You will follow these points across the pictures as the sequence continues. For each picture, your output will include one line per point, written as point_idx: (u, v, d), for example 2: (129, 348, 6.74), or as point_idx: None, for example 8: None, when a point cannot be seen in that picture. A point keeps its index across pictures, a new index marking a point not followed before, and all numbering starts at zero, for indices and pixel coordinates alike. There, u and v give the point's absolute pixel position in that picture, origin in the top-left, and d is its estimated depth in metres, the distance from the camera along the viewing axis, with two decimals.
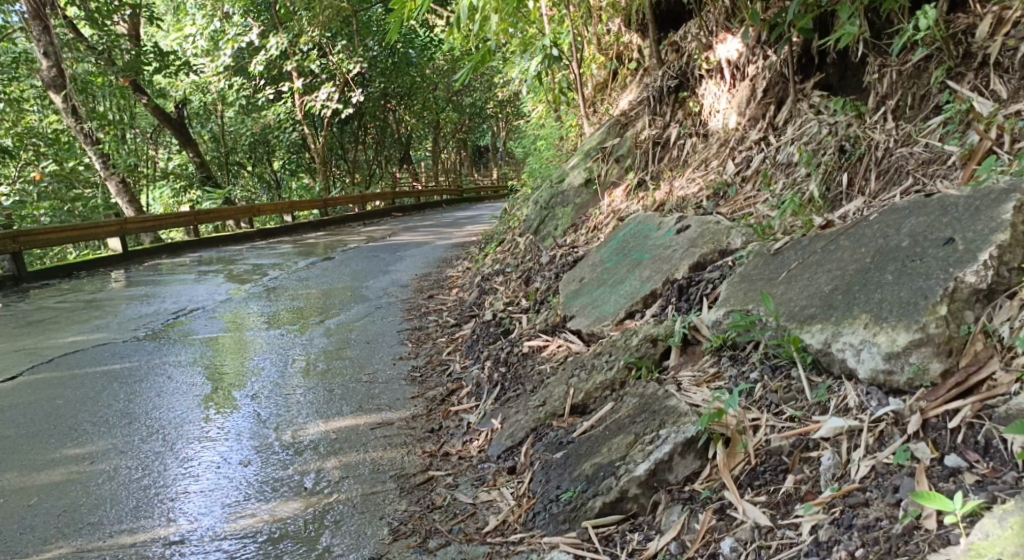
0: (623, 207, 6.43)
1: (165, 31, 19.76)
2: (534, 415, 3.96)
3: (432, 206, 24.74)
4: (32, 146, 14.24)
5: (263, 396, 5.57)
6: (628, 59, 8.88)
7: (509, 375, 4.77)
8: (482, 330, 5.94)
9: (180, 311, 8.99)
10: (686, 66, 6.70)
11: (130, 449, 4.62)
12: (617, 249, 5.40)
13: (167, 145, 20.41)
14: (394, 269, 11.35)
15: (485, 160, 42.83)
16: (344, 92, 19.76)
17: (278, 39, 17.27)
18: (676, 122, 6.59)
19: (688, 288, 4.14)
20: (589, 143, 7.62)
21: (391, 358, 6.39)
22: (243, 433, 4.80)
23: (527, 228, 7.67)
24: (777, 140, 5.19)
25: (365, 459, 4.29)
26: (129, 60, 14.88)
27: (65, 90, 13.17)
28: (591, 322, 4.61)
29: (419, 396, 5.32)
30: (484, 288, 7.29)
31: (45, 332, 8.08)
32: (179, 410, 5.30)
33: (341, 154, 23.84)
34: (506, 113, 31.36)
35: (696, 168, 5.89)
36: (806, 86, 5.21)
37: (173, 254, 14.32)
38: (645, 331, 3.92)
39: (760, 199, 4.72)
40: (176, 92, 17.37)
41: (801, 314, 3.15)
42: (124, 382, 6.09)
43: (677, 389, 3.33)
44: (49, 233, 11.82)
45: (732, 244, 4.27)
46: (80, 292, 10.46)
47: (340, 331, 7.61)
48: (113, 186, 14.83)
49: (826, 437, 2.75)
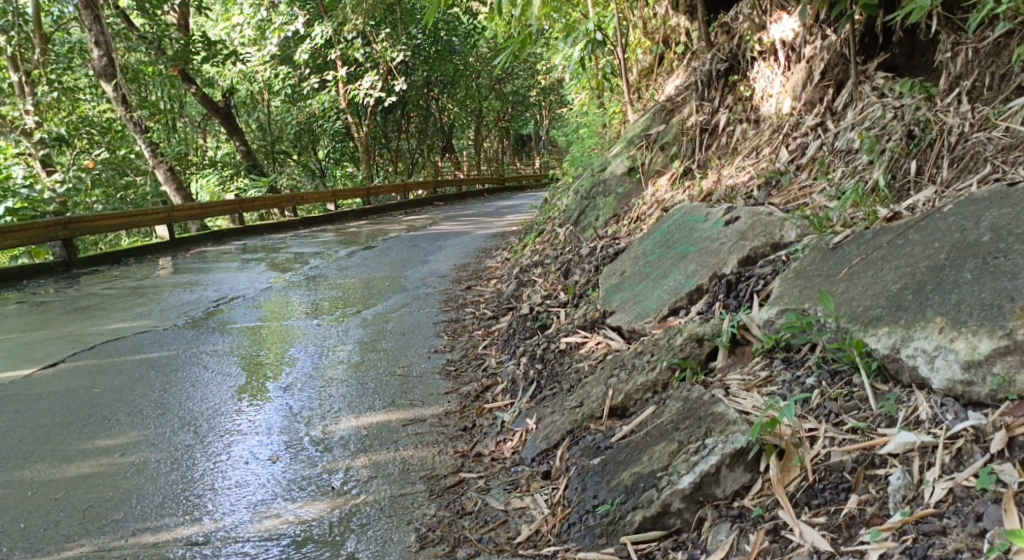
0: (667, 197, 6.16)
1: (213, 21, 19.88)
2: (570, 417, 3.74)
3: (473, 195, 24.57)
4: (84, 134, 14.38)
5: (297, 387, 5.45)
6: (675, 43, 8.57)
7: (546, 373, 4.56)
8: (519, 324, 5.73)
9: (220, 299, 8.94)
10: (738, 49, 6.40)
11: (161, 441, 4.52)
12: (661, 241, 5.14)
13: (215, 133, 20.55)
14: (433, 259, 11.20)
15: (527, 149, 42.59)
16: (387, 81, 19.69)
17: (323, 28, 17.26)
18: (724, 108, 6.30)
19: (737, 285, 3.88)
20: (633, 130, 7.35)
21: (426, 351, 6.22)
22: (274, 426, 4.67)
23: (567, 218, 7.44)
24: (835, 126, 4.88)
25: (395, 458, 4.12)
26: (178, 49, 14.94)
27: (115, 79, 13.22)
28: (633, 317, 4.37)
29: (453, 391, 5.14)
30: (522, 280, 7.08)
31: (88, 319, 8.08)
32: (213, 401, 5.20)
33: (385, 143, 23.81)
34: (548, 101, 31.07)
35: (747, 156, 5.60)
36: (868, 68, 4.90)
37: (218, 241, 14.38)
38: (691, 329, 3.68)
39: (815, 190, 4.43)
40: (224, 81, 17.47)
41: (865, 316, 2.88)
42: (160, 371, 6.02)
43: (725, 394, 3.09)
44: (98, 220, 11.89)
45: (785, 237, 3.99)
46: (125, 279, 10.51)
47: (376, 322, 7.47)
48: (162, 173, 14.77)
49: (894, 453, 2.49)
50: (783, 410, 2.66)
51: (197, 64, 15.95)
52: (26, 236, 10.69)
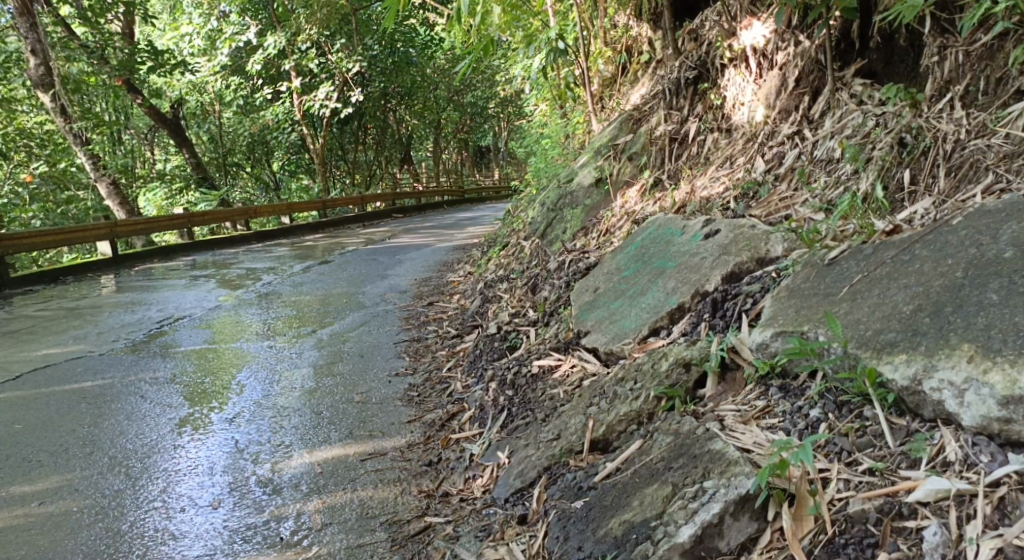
0: (637, 208, 5.89)
1: (161, 30, 19.19)
2: (546, 452, 3.42)
3: (433, 207, 24.16)
4: (22, 147, 13.64)
5: (243, 418, 5.04)
6: (640, 51, 8.34)
7: (517, 400, 4.23)
8: (485, 344, 5.39)
9: (165, 320, 8.45)
10: (706, 56, 6.16)
11: (87, 486, 4.12)
12: (635, 255, 4.86)
13: (163, 145, 19.83)
14: (392, 274, 10.82)
15: (486, 161, 42.25)
16: (343, 92, 19.23)
17: (276, 38, 16.77)
18: (694, 116, 6.05)
19: (722, 303, 3.60)
20: (600, 139, 7.09)
21: (387, 375, 5.84)
22: (216, 465, 4.28)
23: (532, 231, 7.13)
24: (813, 134, 4.66)
25: (352, 500, 3.77)
26: (123, 58, 14.29)
27: (54, 89, 12.65)
28: (608, 339, 4.07)
29: (415, 420, 4.78)
30: (487, 296, 6.75)
31: (19, 344, 7.57)
32: (149, 437, 4.78)
33: (341, 155, 23.31)
34: (507, 112, 30.84)
35: (721, 165, 5.34)
36: (846, 74, 4.66)
37: (165, 257, 13.78)
38: (676, 354, 3.39)
39: (798, 200, 4.19)
40: (172, 92, 16.85)
41: (875, 341, 2.63)
42: (93, 403, 5.57)
43: (721, 428, 2.79)
44: (35, 237, 11.26)
45: (772, 251, 3.73)
46: (64, 299, 9.94)
47: (333, 342, 7.07)
48: (104, 188, 14.15)
49: (924, 502, 2.25)
50: (796, 452, 2.39)
51: (143, 74, 15.26)
52: None
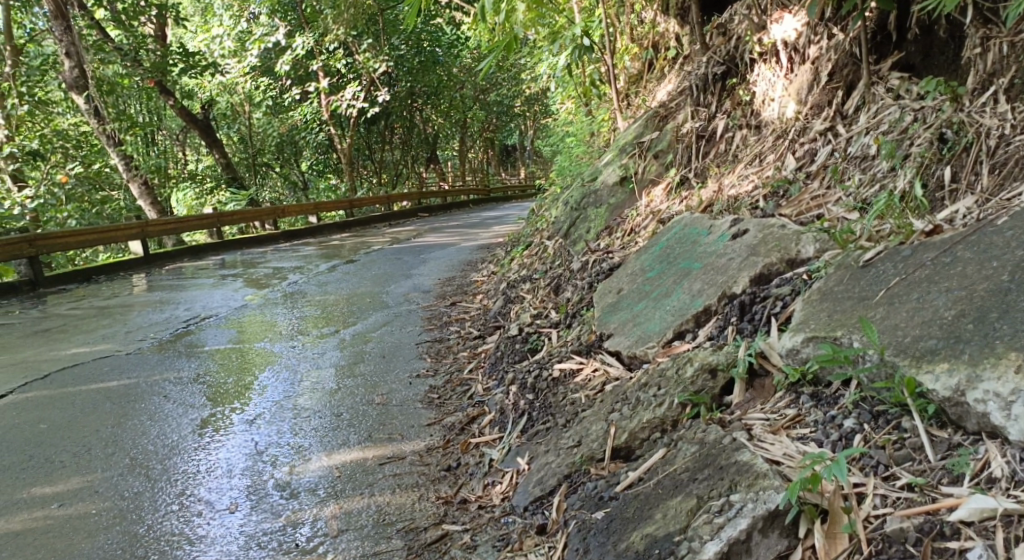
0: (663, 207, 5.76)
1: (192, 31, 19.31)
2: (566, 459, 3.31)
3: (459, 206, 24.11)
4: (59, 149, 13.53)
5: (264, 420, 4.98)
6: (667, 48, 8.20)
7: (537, 404, 4.13)
8: (506, 346, 5.29)
9: (191, 320, 8.45)
10: (735, 50, 6.02)
11: (107, 488, 4.08)
12: (660, 256, 4.73)
13: (195, 146, 19.95)
14: (416, 273, 10.75)
15: (512, 160, 42.19)
16: (370, 92, 19.24)
17: (304, 39, 16.82)
18: (722, 113, 5.91)
19: (751, 306, 3.48)
20: (625, 137, 6.96)
21: (408, 376, 5.76)
22: (234, 468, 4.23)
23: (556, 231, 7.02)
24: (847, 130, 4.51)
25: (369, 506, 3.70)
26: (155, 60, 14.39)
27: (87, 91, 12.74)
28: (632, 342, 3.96)
29: (435, 423, 4.70)
30: (509, 296, 6.65)
31: (47, 343, 7.59)
32: (170, 438, 4.74)
33: (368, 154, 23.34)
34: (534, 111, 30.74)
35: (750, 163, 5.19)
36: (882, 68, 4.54)
37: (194, 256, 13.85)
38: (702, 359, 3.27)
39: (830, 200, 4.04)
40: (202, 93, 16.95)
41: (914, 348, 2.50)
42: (117, 403, 5.55)
43: (748, 438, 2.67)
44: (67, 237, 11.34)
45: (803, 252, 3.59)
46: (93, 298, 10.00)
47: (355, 342, 7.01)
48: (136, 188, 14.26)
49: (968, 521, 2.11)
50: (831, 466, 2.26)
51: (175, 75, 15.36)
52: None
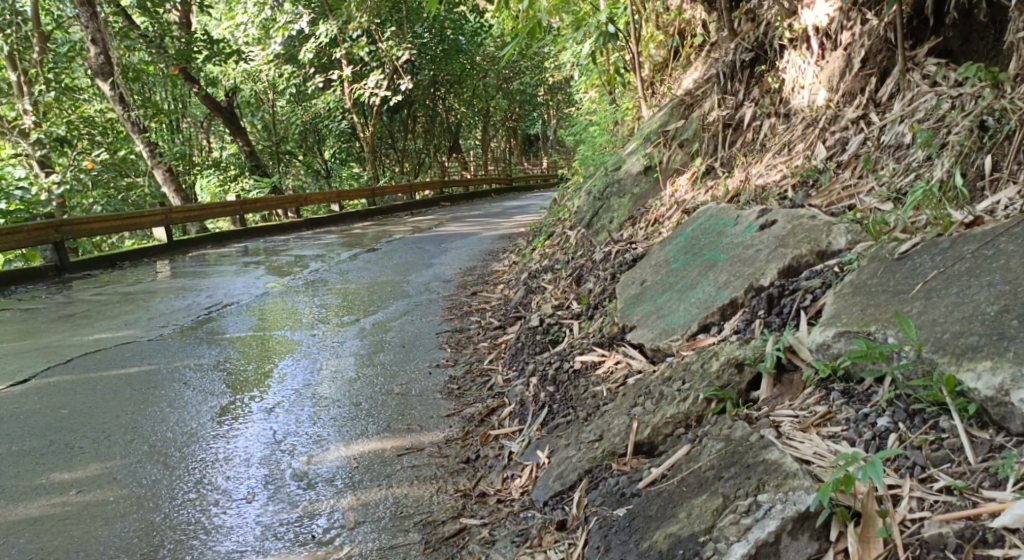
0: (687, 197, 5.65)
1: (217, 19, 19.33)
2: (587, 453, 3.24)
3: (481, 196, 24.04)
4: (85, 135, 13.50)
5: (282, 409, 4.95)
6: (693, 35, 8.06)
7: (558, 396, 4.06)
8: (527, 337, 5.22)
9: (213, 307, 8.45)
10: (764, 37, 5.89)
11: (125, 475, 4.07)
12: (685, 247, 4.63)
13: (219, 134, 20.00)
14: (437, 262, 10.71)
15: (534, 150, 42.06)
16: (393, 80, 19.20)
17: (328, 27, 16.81)
18: (750, 101, 5.78)
19: (779, 300, 3.38)
20: (650, 126, 6.85)
21: (427, 366, 5.70)
22: (252, 457, 4.20)
23: (578, 221, 6.92)
24: (881, 119, 4.38)
25: (386, 498, 3.65)
26: (180, 47, 14.42)
27: (113, 77, 12.76)
28: (656, 335, 3.87)
29: (454, 414, 4.64)
30: (530, 287, 6.58)
31: (70, 328, 7.62)
32: (189, 425, 4.73)
33: (391, 143, 23.32)
34: (557, 100, 30.57)
35: (778, 152, 5.07)
36: (918, 54, 4.40)
37: (218, 243, 13.88)
38: (728, 353, 3.18)
39: (862, 191, 3.92)
40: (227, 81, 16.98)
41: (953, 345, 2.40)
42: (137, 390, 5.54)
43: (777, 435, 2.58)
44: (93, 223, 11.39)
45: (834, 244, 3.48)
46: (118, 284, 10.04)
47: (375, 331, 6.97)
48: (160, 175, 14.29)
49: (1011, 527, 2.00)
50: (865, 467, 2.17)
51: (200, 63, 15.38)
52: (14, 240, 10.21)
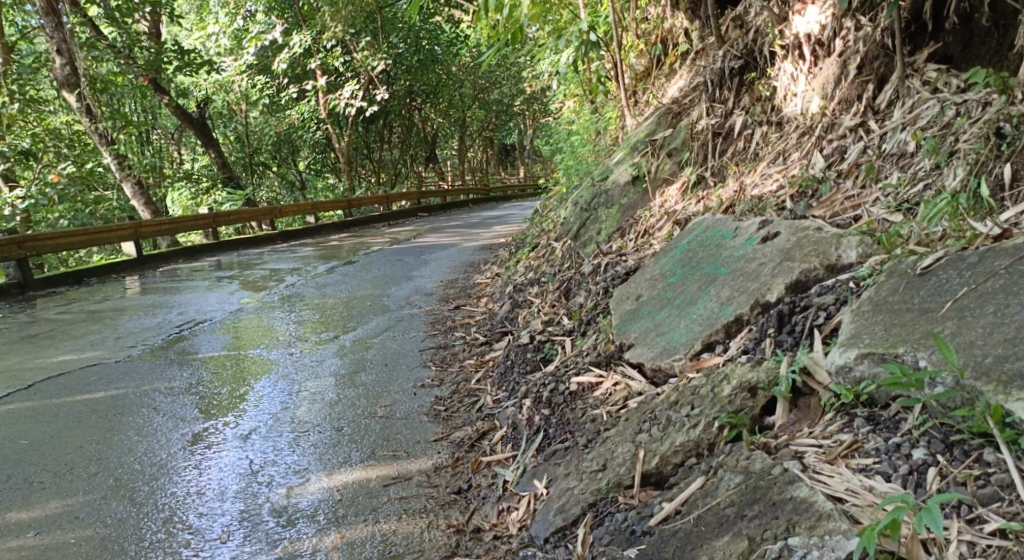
0: (678, 207, 5.48)
1: (188, 29, 18.92)
2: (590, 484, 3.04)
3: (458, 206, 23.80)
4: (51, 148, 13.07)
5: (259, 434, 4.70)
6: (677, 43, 7.91)
7: (554, 420, 3.85)
8: (516, 355, 5.00)
9: (185, 324, 8.15)
10: (753, 43, 5.73)
11: (89, 514, 3.83)
12: (681, 260, 4.44)
13: (191, 145, 19.55)
14: (417, 275, 10.45)
15: (511, 159, 41.99)
16: (369, 90, 18.92)
17: (301, 36, 16.52)
18: (740, 109, 5.61)
19: (790, 317, 3.20)
20: (636, 135, 6.67)
21: (412, 386, 5.46)
22: (227, 490, 3.97)
23: (564, 232, 6.72)
24: (880, 126, 4.23)
25: (372, 535, 3.46)
26: (149, 58, 14.08)
27: (80, 89, 12.45)
28: (656, 354, 3.67)
29: (443, 438, 4.42)
30: (516, 301, 6.36)
31: (34, 350, 7.30)
32: (158, 454, 4.47)
33: (367, 154, 23.02)
34: (533, 110, 30.44)
35: (773, 161, 4.90)
36: (917, 59, 4.26)
37: (190, 258, 13.51)
38: (739, 376, 2.98)
39: (868, 201, 3.77)
40: (198, 92, 16.63)
41: (998, 371, 2.27)
42: (104, 416, 5.25)
43: (803, 469, 2.43)
44: (59, 238, 11.00)
45: (844, 258, 3.31)
46: (86, 301, 9.70)
47: (355, 349, 6.71)
48: (129, 188, 13.91)
49: None
50: (916, 513, 2.03)
51: (170, 73, 15.02)
52: None
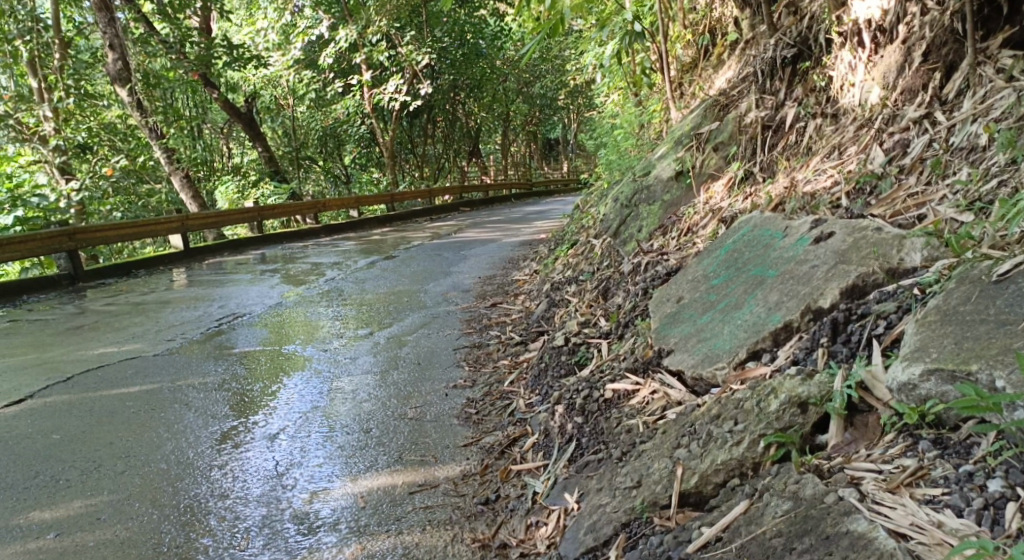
0: (724, 204, 5.21)
1: (237, 24, 18.91)
2: (623, 501, 2.84)
3: (501, 201, 23.65)
4: (106, 142, 13.24)
5: (286, 435, 4.57)
6: (725, 33, 7.62)
7: (587, 429, 3.64)
8: (552, 357, 4.79)
9: (224, 318, 8.09)
10: (807, 31, 5.42)
11: (111, 515, 3.73)
12: (727, 260, 4.17)
13: (238, 139, 19.65)
14: (456, 270, 10.30)
15: (554, 154, 41.83)
16: (413, 84, 18.83)
17: (347, 31, 16.40)
18: (792, 101, 5.31)
19: (845, 326, 2.94)
20: (681, 129, 6.41)
21: (444, 387, 5.28)
22: (250, 493, 3.84)
23: (604, 229, 6.48)
24: (948, 118, 3.94)
25: (394, 548, 3.34)
26: (200, 53, 13.91)
27: (130, 83, 12.40)
28: (697, 361, 3.43)
29: (473, 443, 4.23)
30: (553, 299, 6.16)
31: (74, 342, 7.29)
32: (185, 453, 4.36)
33: (411, 148, 22.98)
34: (577, 104, 30.16)
35: (827, 155, 4.60)
36: (989, 46, 3.97)
37: (235, 250, 13.55)
38: (788, 390, 2.73)
39: (933, 199, 3.50)
40: (247, 86, 16.66)
41: None
42: (137, 411, 5.17)
43: (861, 499, 2.23)
44: (108, 230, 11.07)
45: (907, 261, 3.04)
46: (131, 293, 9.73)
47: (389, 347, 6.56)
48: (178, 181, 13.93)
49: None
50: None
51: (219, 69, 14.80)
52: (27, 248, 9.89)
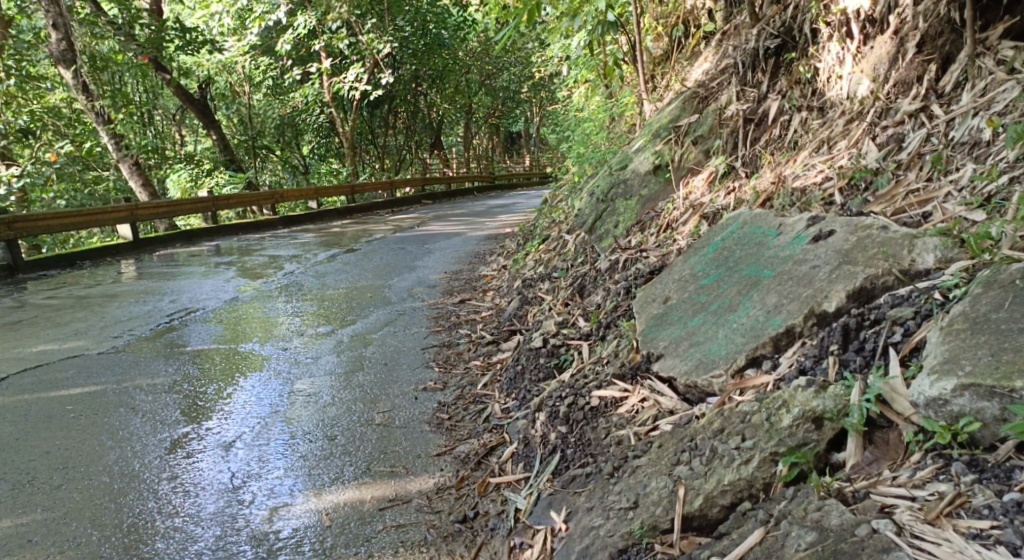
0: (706, 200, 4.99)
1: (190, 8, 18.11)
2: (620, 523, 2.59)
3: (463, 194, 23.29)
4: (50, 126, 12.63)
5: (242, 443, 4.23)
6: (699, 24, 7.41)
7: (572, 439, 3.39)
8: (528, 360, 4.52)
9: (175, 314, 7.66)
10: (792, 21, 5.22)
11: (45, 536, 3.39)
12: (716, 258, 3.94)
13: (191, 127, 18.97)
14: (420, 265, 9.97)
15: (516, 147, 41.57)
16: (374, 74, 18.40)
17: (306, 18, 16.03)
18: (776, 93, 5.09)
19: (857, 333, 2.75)
20: (658, 121, 6.16)
21: (412, 390, 4.98)
22: (203, 511, 3.52)
23: (578, 224, 6.22)
24: (945, 112, 3.76)
25: None
26: (150, 36, 13.29)
27: (75, 65, 11.94)
28: (690, 368, 3.20)
29: (446, 452, 3.96)
30: (525, 297, 5.89)
31: (12, 338, 6.83)
32: (130, 465, 4.00)
33: (371, 139, 22.50)
34: (541, 97, 29.88)
35: (817, 148, 4.39)
36: (988, 37, 3.80)
37: (188, 242, 13.03)
38: (801, 403, 2.51)
39: (938, 196, 3.31)
40: (200, 72, 16.04)
41: None
42: (78, 416, 4.77)
43: (898, 531, 2.08)
44: (49, 219, 10.50)
45: (919, 262, 2.83)
46: (76, 286, 9.22)
47: (353, 346, 6.23)
48: (126, 167, 13.21)
49: None
50: None
51: (170, 53, 14.23)
52: None
